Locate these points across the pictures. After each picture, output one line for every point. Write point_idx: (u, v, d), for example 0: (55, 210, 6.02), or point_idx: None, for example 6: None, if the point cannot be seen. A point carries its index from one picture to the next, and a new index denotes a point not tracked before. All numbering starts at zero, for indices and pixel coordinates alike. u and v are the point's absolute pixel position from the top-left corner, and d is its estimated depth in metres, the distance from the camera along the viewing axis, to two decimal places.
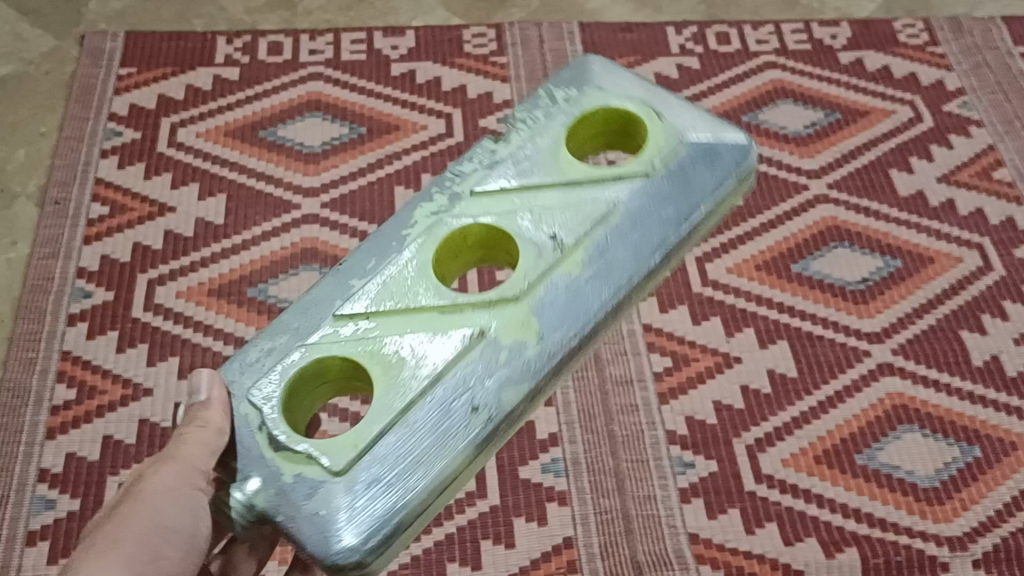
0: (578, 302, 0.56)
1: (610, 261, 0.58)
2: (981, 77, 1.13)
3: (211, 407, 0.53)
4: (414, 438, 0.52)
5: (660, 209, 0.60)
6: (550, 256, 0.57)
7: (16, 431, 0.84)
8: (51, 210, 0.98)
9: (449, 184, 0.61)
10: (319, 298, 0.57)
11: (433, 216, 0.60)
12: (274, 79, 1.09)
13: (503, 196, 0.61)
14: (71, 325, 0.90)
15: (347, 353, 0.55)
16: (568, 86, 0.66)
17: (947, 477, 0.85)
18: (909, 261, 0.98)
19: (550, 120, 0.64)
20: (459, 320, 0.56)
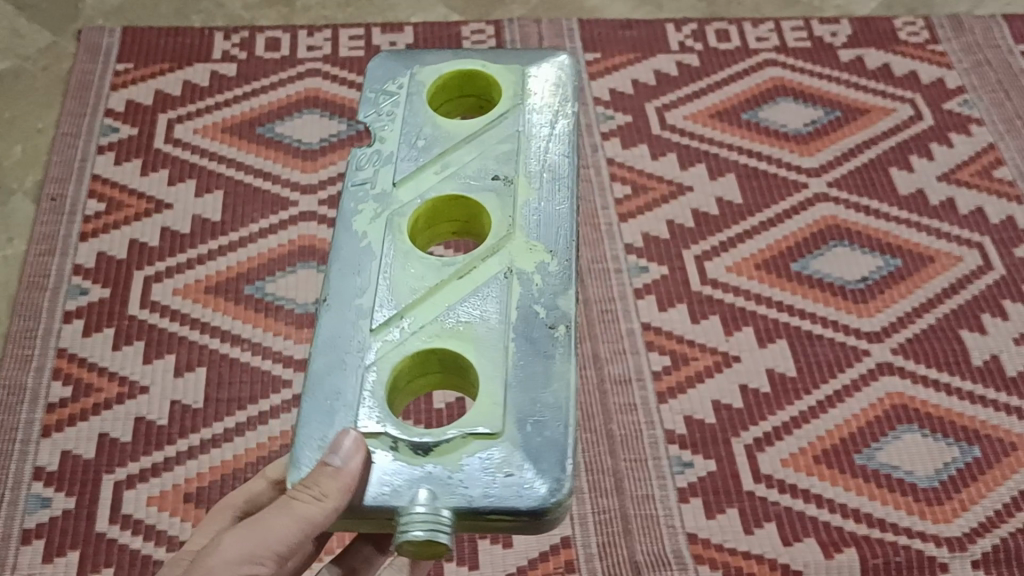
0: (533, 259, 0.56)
1: (551, 167, 0.60)
2: (982, 75, 1.13)
3: (336, 477, 0.46)
4: (524, 374, 0.52)
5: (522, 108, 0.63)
6: (507, 191, 0.59)
7: (12, 428, 0.83)
8: (47, 206, 0.97)
9: (364, 193, 0.59)
10: (334, 331, 0.53)
11: (380, 220, 0.58)
12: (272, 75, 1.09)
13: (423, 174, 0.60)
14: (67, 322, 0.89)
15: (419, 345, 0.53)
16: (390, 80, 0.65)
17: (946, 478, 0.85)
18: (909, 260, 0.98)
19: (399, 107, 0.63)
20: (478, 275, 0.56)
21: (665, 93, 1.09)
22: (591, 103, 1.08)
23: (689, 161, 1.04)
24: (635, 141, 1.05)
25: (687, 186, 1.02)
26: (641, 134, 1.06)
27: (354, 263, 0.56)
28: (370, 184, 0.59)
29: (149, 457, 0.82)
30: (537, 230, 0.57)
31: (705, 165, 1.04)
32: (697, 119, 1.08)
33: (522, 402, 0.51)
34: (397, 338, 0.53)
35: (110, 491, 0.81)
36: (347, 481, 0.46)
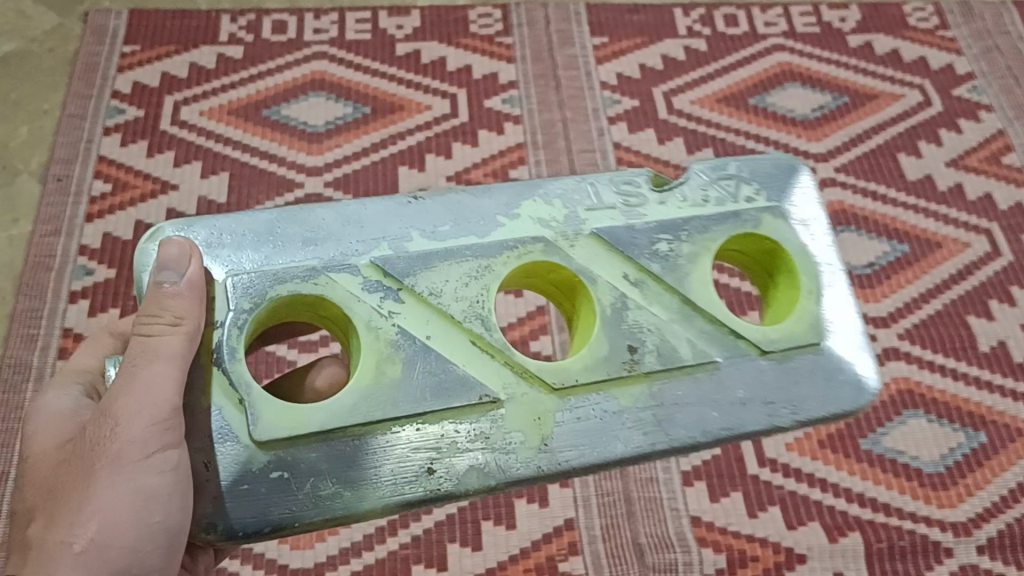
0: (602, 435, 0.47)
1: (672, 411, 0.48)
2: (992, 62, 1.12)
3: (180, 295, 0.43)
4: (357, 462, 0.44)
5: (836, 382, 0.50)
6: (615, 366, 0.48)
7: (17, 406, 0.83)
8: (54, 187, 0.97)
9: (577, 200, 0.52)
10: (368, 219, 0.49)
11: (537, 221, 0.51)
12: (277, 58, 1.08)
13: (615, 261, 0.51)
14: (72, 302, 0.89)
15: (351, 312, 0.46)
16: (757, 184, 0.54)
17: (952, 463, 0.85)
18: (917, 245, 0.97)
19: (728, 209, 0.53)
20: (485, 369, 0.47)
21: (672, 78, 1.09)
22: (597, 87, 1.08)
23: (695, 145, 1.03)
24: (642, 126, 1.05)
25: None
26: (648, 119, 1.05)
27: (473, 214, 0.50)
28: (589, 195, 0.52)
29: None
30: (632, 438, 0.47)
31: (712, 149, 1.03)
32: (705, 104, 1.07)
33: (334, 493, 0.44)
34: (367, 286, 0.47)
35: None
36: (177, 294, 0.43)
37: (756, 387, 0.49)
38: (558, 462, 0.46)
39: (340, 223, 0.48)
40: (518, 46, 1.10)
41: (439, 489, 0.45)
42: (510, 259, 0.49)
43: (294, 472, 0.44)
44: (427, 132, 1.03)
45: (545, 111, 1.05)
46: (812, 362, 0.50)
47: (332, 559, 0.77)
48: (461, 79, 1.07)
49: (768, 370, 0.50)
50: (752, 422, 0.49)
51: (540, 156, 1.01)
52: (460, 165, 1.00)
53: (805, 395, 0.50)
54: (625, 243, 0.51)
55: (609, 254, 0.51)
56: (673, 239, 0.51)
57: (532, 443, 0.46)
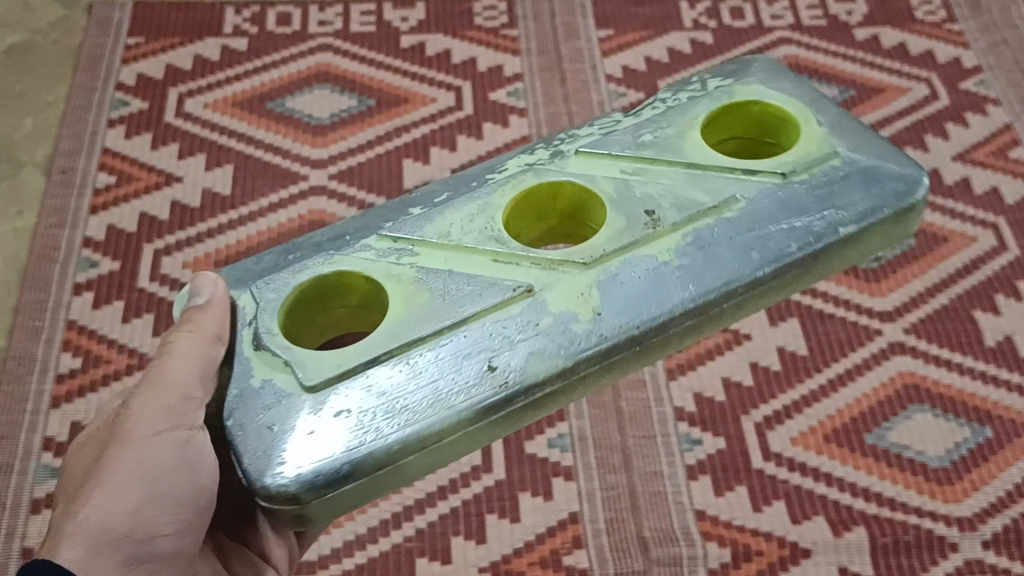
0: (660, 285, 0.48)
1: (712, 256, 0.49)
2: (1000, 55, 1.11)
3: (208, 310, 0.48)
4: (408, 374, 0.45)
5: (873, 185, 0.51)
6: (637, 232, 0.50)
7: (21, 398, 0.83)
8: (58, 178, 0.97)
9: (558, 142, 0.56)
10: (373, 216, 0.52)
11: (526, 165, 0.54)
12: (282, 50, 1.08)
13: (610, 163, 0.54)
14: (77, 294, 0.89)
15: (371, 271, 0.49)
16: (724, 77, 0.58)
17: (957, 458, 0.84)
18: (922, 240, 0.97)
19: (696, 99, 0.57)
20: (512, 270, 0.49)
21: (678, 70, 1.09)
22: (603, 79, 1.07)
23: None
24: None
25: None
26: None
27: (462, 181, 0.54)
28: (569, 139, 0.56)
29: None
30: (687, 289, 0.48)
31: None
32: None
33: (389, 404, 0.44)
34: (383, 253, 0.50)
35: None
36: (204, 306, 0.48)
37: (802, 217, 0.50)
38: (619, 327, 0.47)
39: (352, 222, 0.52)
40: (523, 38, 1.10)
41: (507, 384, 0.45)
42: (505, 191, 0.53)
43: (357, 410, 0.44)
44: (432, 124, 1.03)
45: (550, 104, 1.05)
46: (841, 173, 0.52)
47: (337, 552, 0.77)
48: (467, 72, 1.07)
49: (799, 189, 0.51)
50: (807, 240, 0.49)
51: None
52: (465, 158, 1.00)
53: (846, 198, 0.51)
54: (609, 147, 0.54)
55: (606, 166, 0.54)
56: (655, 129, 0.55)
57: (584, 315, 0.47)
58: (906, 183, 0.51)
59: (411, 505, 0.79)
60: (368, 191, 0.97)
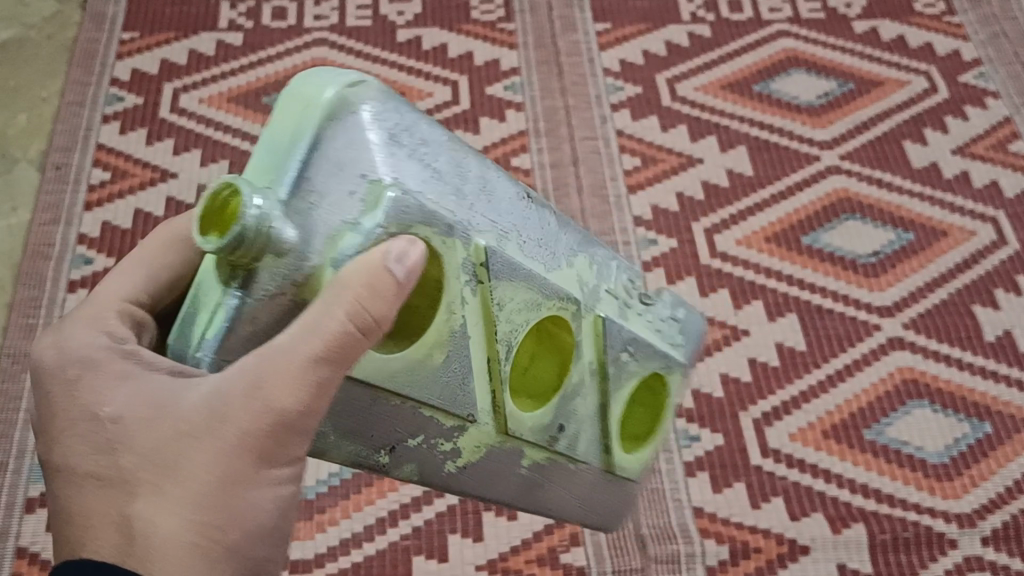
0: (494, 477, 0.50)
1: (521, 483, 0.52)
2: (999, 47, 1.11)
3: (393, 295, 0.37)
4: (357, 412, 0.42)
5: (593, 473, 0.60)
6: (540, 440, 0.50)
7: (15, 396, 0.83)
8: (52, 175, 0.97)
9: (606, 287, 0.52)
10: (497, 207, 0.43)
11: (589, 298, 0.50)
12: (278, 45, 1.08)
13: (595, 350, 0.52)
14: (71, 291, 0.89)
15: (448, 285, 0.42)
16: (683, 336, 0.59)
17: (956, 454, 0.84)
18: (922, 234, 0.96)
19: (667, 348, 0.57)
20: (490, 390, 0.45)
21: (676, 64, 1.08)
22: (600, 74, 1.07)
23: (698, 133, 1.03)
24: (645, 113, 1.04)
25: (697, 158, 1.00)
26: (651, 106, 1.04)
27: (550, 244, 0.47)
28: (613, 297, 0.53)
29: None
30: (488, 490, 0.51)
31: (716, 136, 1.02)
32: (709, 91, 1.06)
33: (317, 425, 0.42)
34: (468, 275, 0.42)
35: None
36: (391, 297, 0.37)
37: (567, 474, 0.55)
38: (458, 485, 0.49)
39: (467, 187, 0.41)
40: (520, 32, 1.09)
41: (381, 464, 0.45)
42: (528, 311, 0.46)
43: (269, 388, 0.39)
44: None
45: (547, 98, 1.04)
46: (611, 485, 0.59)
47: (333, 551, 0.77)
48: (463, 66, 1.06)
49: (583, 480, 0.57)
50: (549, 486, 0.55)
51: (542, 143, 1.00)
52: None
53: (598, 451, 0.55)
54: (612, 341, 0.52)
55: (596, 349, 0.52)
56: (630, 352, 0.54)
57: (456, 461, 0.47)
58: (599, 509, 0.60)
59: (408, 502, 0.79)
60: None
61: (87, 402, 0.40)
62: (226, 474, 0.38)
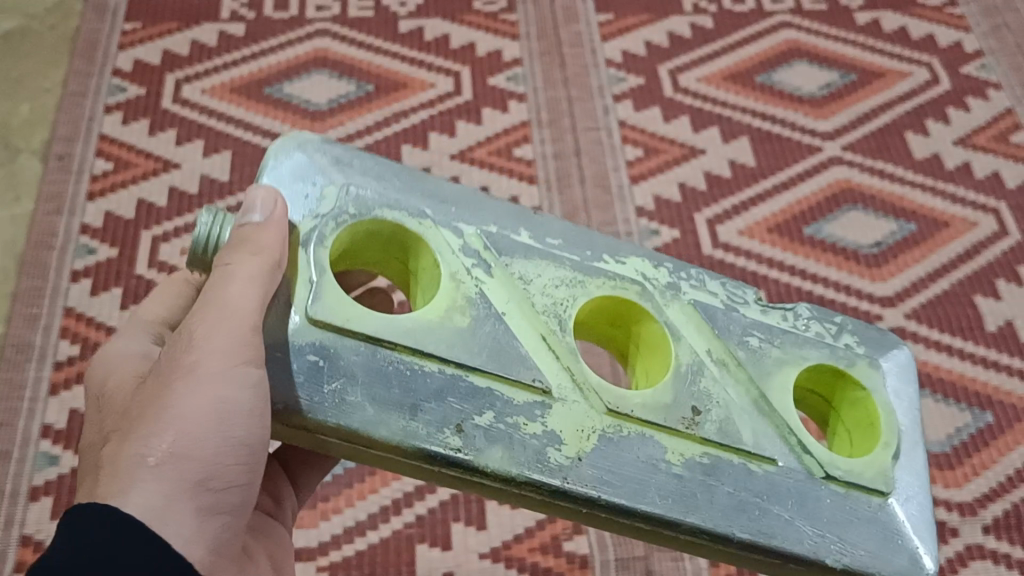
0: (638, 474, 0.47)
1: (622, 472, 0.47)
2: (1001, 39, 1.11)
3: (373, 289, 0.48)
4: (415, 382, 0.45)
5: (886, 544, 0.49)
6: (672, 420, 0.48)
7: (19, 386, 0.83)
8: (55, 165, 0.97)
9: (687, 281, 0.54)
10: (554, 223, 0.53)
11: (668, 289, 0.53)
12: (280, 35, 1.07)
13: (706, 336, 0.52)
14: (74, 281, 0.89)
15: (447, 262, 0.49)
16: (861, 339, 0.55)
17: (958, 443, 0.84)
18: (923, 225, 0.96)
19: (817, 346, 0.54)
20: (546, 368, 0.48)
21: (678, 55, 1.08)
22: (603, 64, 1.07)
23: (701, 124, 1.03)
24: (647, 104, 1.04)
25: (700, 149, 1.01)
26: (653, 97, 1.04)
27: (582, 242, 0.52)
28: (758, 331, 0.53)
29: None
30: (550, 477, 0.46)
31: (718, 128, 1.02)
32: (711, 82, 1.06)
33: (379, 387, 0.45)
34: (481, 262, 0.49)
35: None
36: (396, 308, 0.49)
37: (680, 501, 0.47)
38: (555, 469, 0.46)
39: (480, 204, 0.52)
40: (522, 23, 1.09)
41: (462, 449, 0.45)
42: (609, 290, 0.51)
43: (336, 364, 0.44)
44: (431, 109, 1.02)
45: (549, 89, 1.04)
46: (859, 516, 0.49)
47: (336, 539, 0.77)
48: (465, 57, 1.06)
49: (827, 501, 0.49)
50: (687, 513, 0.47)
51: (544, 134, 1.00)
52: (464, 144, 0.99)
53: (513, 465, 0.45)
54: (720, 326, 0.53)
55: (741, 385, 0.51)
56: (763, 337, 0.53)
57: (571, 452, 0.46)
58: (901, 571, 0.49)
59: (411, 491, 0.79)
60: None
61: (106, 389, 0.47)
62: (177, 395, 0.42)
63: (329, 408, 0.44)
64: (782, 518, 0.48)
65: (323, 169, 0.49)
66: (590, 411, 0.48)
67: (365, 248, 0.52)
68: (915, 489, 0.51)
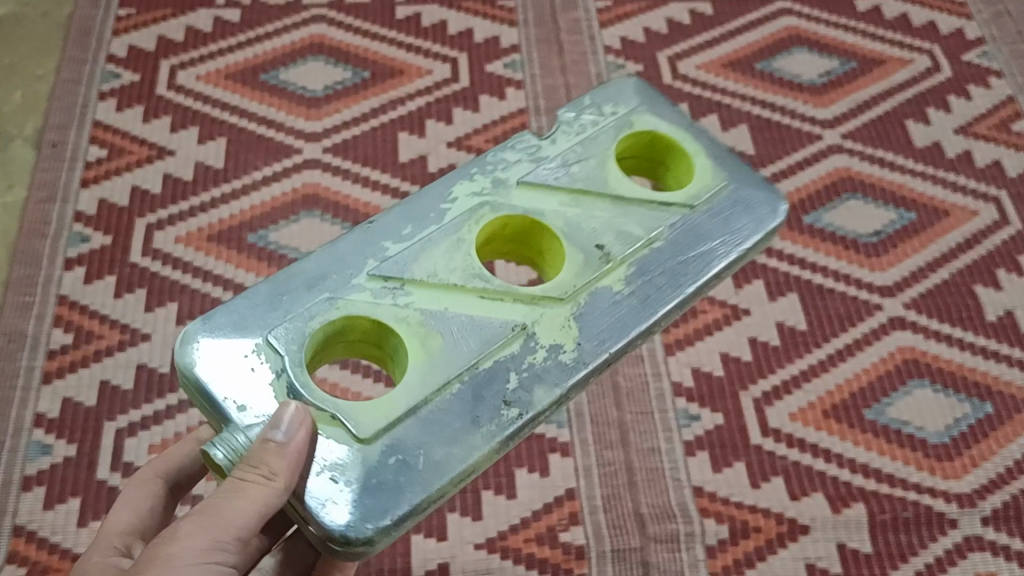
0: (619, 315, 0.53)
1: (610, 316, 0.53)
2: (1002, 26, 1.10)
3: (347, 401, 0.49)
4: (447, 417, 0.49)
5: (754, 210, 0.58)
6: (596, 267, 0.55)
7: (12, 374, 0.82)
8: (48, 152, 0.96)
9: (491, 168, 0.59)
10: (382, 224, 0.56)
11: (476, 197, 0.57)
12: (275, 21, 1.07)
13: (550, 195, 0.58)
14: (68, 269, 0.88)
15: (379, 314, 0.52)
16: (612, 102, 0.63)
17: (957, 434, 0.83)
18: (924, 214, 0.96)
19: (600, 130, 0.61)
20: (499, 309, 0.53)
21: (677, 42, 1.07)
22: (601, 50, 1.06)
23: (700, 111, 1.02)
24: None
25: None
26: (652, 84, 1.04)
27: (421, 208, 0.57)
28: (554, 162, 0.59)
29: (150, 405, 0.81)
30: (619, 341, 0.52)
31: (717, 115, 1.02)
32: (710, 69, 1.05)
33: (435, 440, 0.48)
34: (382, 294, 0.53)
35: (111, 438, 0.79)
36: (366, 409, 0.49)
37: (649, 306, 0.53)
38: (597, 353, 0.52)
39: (329, 254, 0.54)
40: (520, 9, 1.09)
41: (523, 412, 0.49)
42: (472, 224, 0.56)
43: (404, 450, 0.47)
44: (427, 97, 1.01)
45: (547, 75, 1.03)
46: (734, 199, 0.58)
47: None
48: (463, 43, 1.06)
49: (704, 220, 0.57)
50: (658, 308, 0.53)
51: (542, 121, 0.99)
52: (461, 131, 0.98)
53: (558, 385, 0.50)
54: (550, 182, 0.58)
55: (597, 205, 0.58)
56: (566, 167, 0.59)
57: (569, 345, 0.52)
58: (770, 208, 0.58)
59: None
60: (363, 164, 0.96)
61: None
62: None
63: (419, 491, 0.46)
64: (705, 253, 0.56)
65: (235, 338, 0.50)
66: (559, 308, 0.53)
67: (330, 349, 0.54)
68: (723, 158, 0.60)
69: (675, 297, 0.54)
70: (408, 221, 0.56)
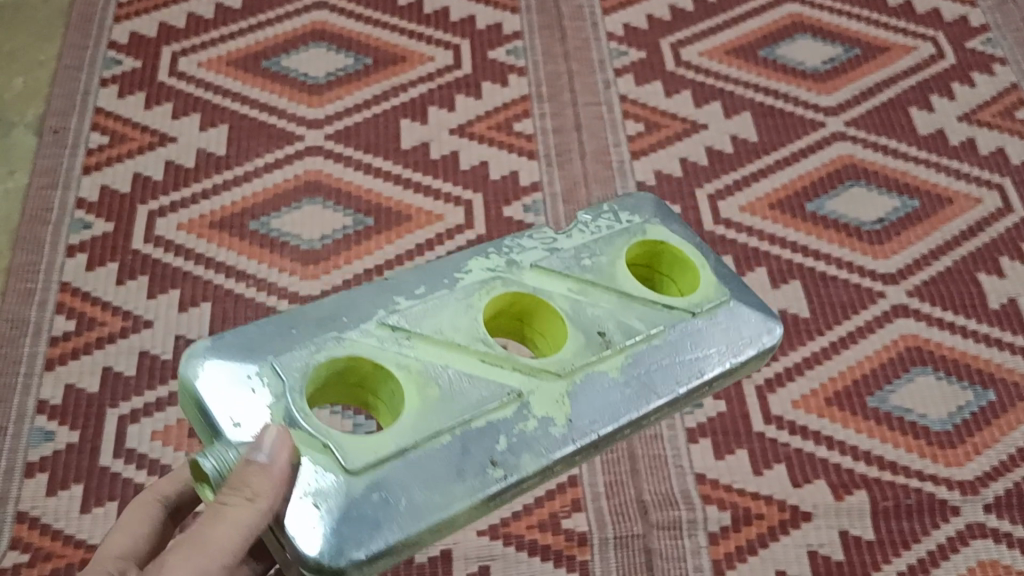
0: (611, 402, 0.51)
1: (600, 403, 0.50)
2: (1006, 14, 1.10)
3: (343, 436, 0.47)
4: (436, 460, 0.47)
5: (750, 327, 0.55)
6: (596, 351, 0.52)
7: (15, 361, 0.82)
8: (50, 139, 0.96)
9: (506, 249, 0.56)
10: (395, 280, 0.54)
11: (489, 271, 0.55)
12: (277, 8, 1.07)
13: (558, 280, 0.55)
14: (70, 256, 0.88)
15: (379, 358, 0.50)
16: (631, 211, 0.60)
17: (960, 421, 0.83)
18: (927, 201, 0.96)
19: (614, 232, 0.58)
20: (500, 375, 0.50)
21: (679, 29, 1.07)
22: (604, 37, 1.06)
23: (703, 98, 1.02)
24: (649, 78, 1.03)
25: (701, 124, 1.00)
26: (655, 70, 1.03)
27: (436, 274, 0.54)
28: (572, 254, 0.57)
29: (153, 392, 0.81)
30: (607, 427, 0.50)
31: (720, 103, 1.01)
32: (713, 56, 1.05)
33: (421, 485, 0.46)
34: (385, 341, 0.51)
35: (114, 424, 0.79)
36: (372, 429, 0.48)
37: (644, 397, 0.51)
38: (587, 433, 0.49)
39: (338, 299, 0.52)
40: None
41: (508, 476, 0.47)
42: (482, 295, 0.54)
43: (390, 491, 0.45)
44: (429, 83, 1.01)
45: (549, 62, 1.03)
46: (732, 315, 0.55)
47: None
48: (465, 30, 1.05)
49: (705, 328, 0.55)
50: (651, 401, 0.51)
51: (544, 108, 0.99)
52: (463, 118, 0.98)
53: (545, 455, 0.48)
54: (563, 266, 0.56)
55: (600, 298, 0.55)
56: (582, 252, 0.57)
57: (560, 420, 0.49)
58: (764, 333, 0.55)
59: None
60: (365, 151, 0.96)
61: None
62: None
63: (399, 536, 0.44)
64: (699, 355, 0.53)
65: (237, 361, 0.48)
66: (557, 381, 0.51)
67: (327, 393, 0.52)
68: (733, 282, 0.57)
69: (668, 393, 0.51)
70: (414, 285, 0.54)
